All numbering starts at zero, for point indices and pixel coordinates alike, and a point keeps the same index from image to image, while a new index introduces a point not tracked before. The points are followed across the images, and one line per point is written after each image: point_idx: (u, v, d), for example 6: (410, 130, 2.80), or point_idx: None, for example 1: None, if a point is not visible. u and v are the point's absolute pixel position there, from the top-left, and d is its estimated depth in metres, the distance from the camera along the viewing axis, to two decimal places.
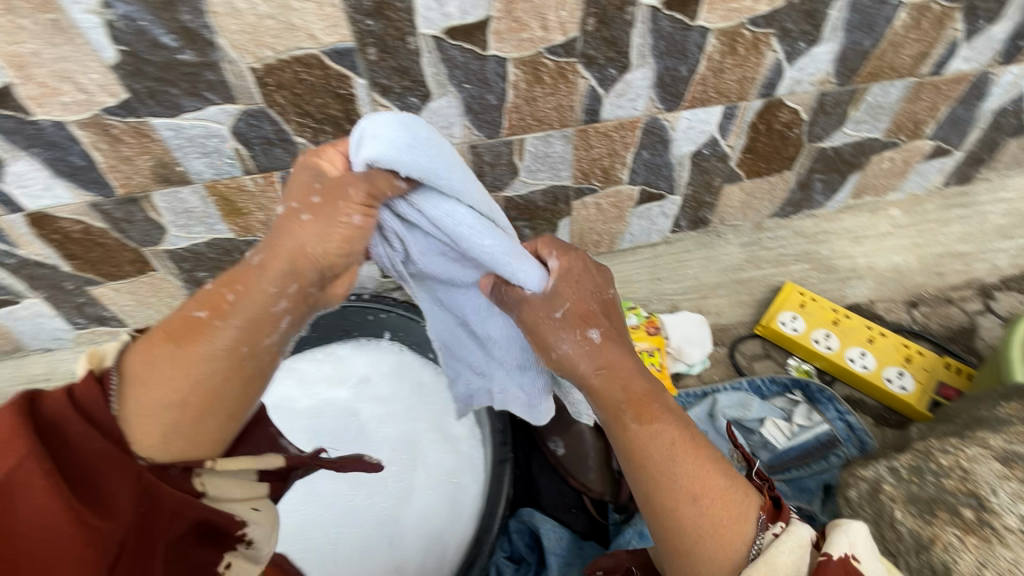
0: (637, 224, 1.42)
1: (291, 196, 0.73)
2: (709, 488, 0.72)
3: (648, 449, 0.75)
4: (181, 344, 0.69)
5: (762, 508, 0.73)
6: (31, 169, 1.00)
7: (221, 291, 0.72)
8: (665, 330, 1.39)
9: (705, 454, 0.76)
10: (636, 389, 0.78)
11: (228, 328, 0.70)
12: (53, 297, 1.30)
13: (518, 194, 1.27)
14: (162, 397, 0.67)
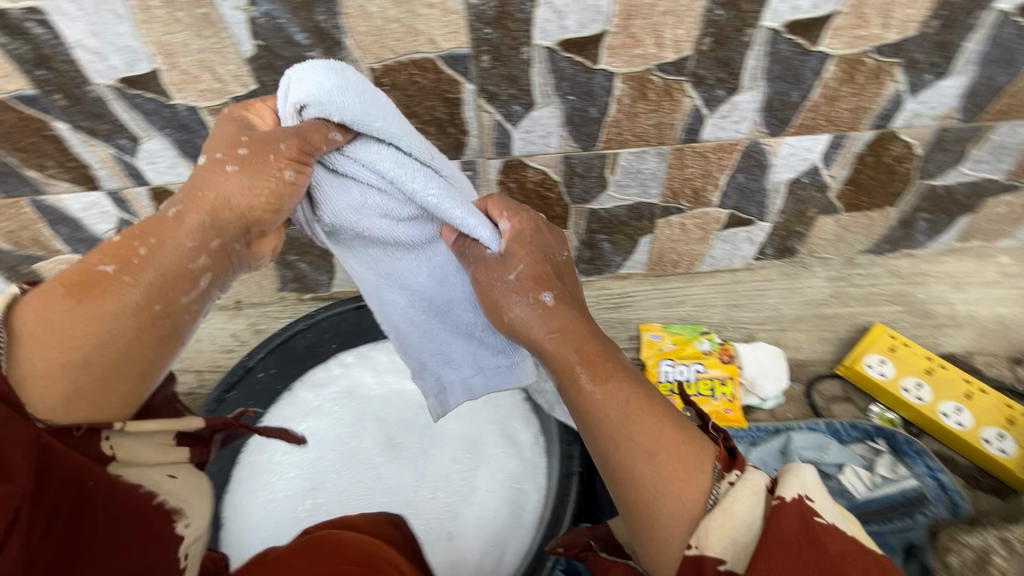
0: (720, 248, 1.38)
1: (212, 151, 0.71)
2: (662, 444, 0.65)
3: (604, 414, 0.67)
4: (91, 287, 0.63)
5: (718, 457, 0.65)
6: (162, 148, 1.09)
7: (131, 243, 0.66)
8: (739, 358, 1.35)
9: (657, 411, 0.67)
10: (581, 347, 0.71)
11: (143, 273, 0.65)
12: None
13: (604, 209, 1.26)
14: (68, 333, 0.61)
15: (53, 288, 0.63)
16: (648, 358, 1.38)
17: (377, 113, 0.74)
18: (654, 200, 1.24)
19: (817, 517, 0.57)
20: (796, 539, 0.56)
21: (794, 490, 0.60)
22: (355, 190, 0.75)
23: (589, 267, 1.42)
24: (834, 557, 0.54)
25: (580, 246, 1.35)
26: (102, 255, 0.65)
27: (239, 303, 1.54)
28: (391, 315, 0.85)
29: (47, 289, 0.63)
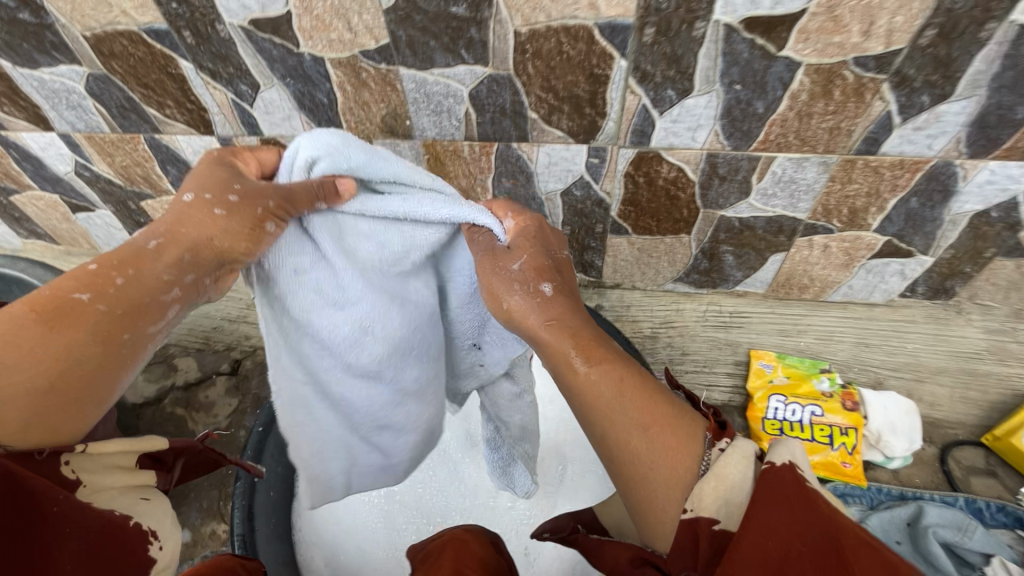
0: (862, 278, 1.20)
1: (195, 187, 0.64)
2: (656, 417, 0.58)
3: (597, 404, 0.61)
4: (59, 315, 0.57)
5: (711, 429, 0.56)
6: (280, 98, 1.03)
7: (106, 272, 0.59)
8: (865, 407, 1.18)
9: (653, 393, 0.61)
10: (576, 335, 0.66)
11: (121, 300, 0.59)
12: None
13: (739, 218, 1.11)
14: (39, 348, 0.55)
15: (22, 309, 0.57)
16: (755, 389, 1.23)
17: (381, 154, 0.70)
18: (797, 217, 1.08)
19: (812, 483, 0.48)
20: (792, 499, 0.46)
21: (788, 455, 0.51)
22: (349, 233, 0.70)
23: (702, 278, 1.27)
24: (830, 513, 0.45)
25: (699, 255, 1.21)
26: (72, 282, 0.59)
27: None
28: (299, 389, 0.76)
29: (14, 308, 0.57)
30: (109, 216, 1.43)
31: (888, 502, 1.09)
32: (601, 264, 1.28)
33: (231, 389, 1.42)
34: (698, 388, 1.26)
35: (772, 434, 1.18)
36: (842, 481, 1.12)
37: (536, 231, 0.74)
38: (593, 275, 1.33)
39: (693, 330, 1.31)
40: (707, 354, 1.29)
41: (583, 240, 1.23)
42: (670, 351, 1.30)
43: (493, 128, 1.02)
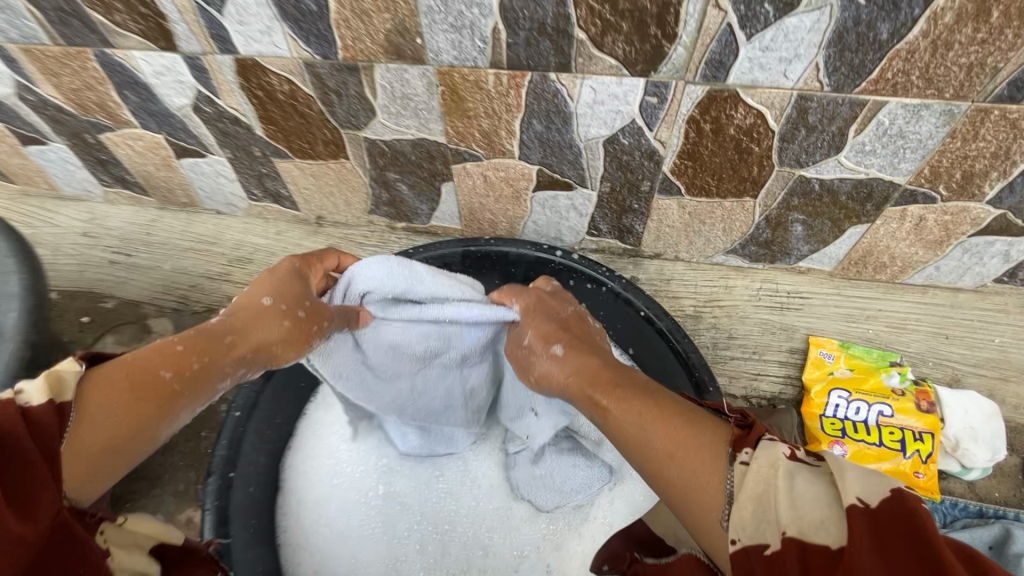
0: (956, 259, 1.00)
1: (264, 290, 0.70)
2: (679, 441, 0.52)
3: (620, 433, 0.59)
4: (146, 390, 0.57)
5: (738, 440, 0.50)
6: (254, 3, 0.80)
7: (187, 353, 0.62)
8: (941, 408, 1.02)
9: (676, 411, 0.56)
10: (595, 374, 0.65)
11: (197, 383, 0.61)
12: (237, 160, 1.15)
13: (820, 179, 0.91)
14: (123, 411, 0.55)
15: (120, 370, 0.57)
16: (813, 382, 1.07)
17: (419, 274, 0.79)
18: (894, 181, 0.88)
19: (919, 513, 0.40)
20: (902, 535, 0.39)
21: (881, 484, 0.42)
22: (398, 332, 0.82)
23: (760, 251, 1.09)
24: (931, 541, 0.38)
25: (762, 224, 1.02)
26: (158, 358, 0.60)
27: (321, 221, 1.29)
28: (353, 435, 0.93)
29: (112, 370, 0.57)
30: (65, 150, 1.22)
31: (966, 521, 0.94)
32: (642, 229, 1.09)
33: None
34: (744, 378, 1.10)
35: (832, 435, 1.02)
36: (912, 492, 0.97)
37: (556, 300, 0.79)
38: (630, 242, 1.14)
39: (743, 311, 1.13)
40: (757, 339, 1.11)
41: (625, 200, 1.03)
42: (715, 334, 1.12)
43: (528, 52, 0.79)
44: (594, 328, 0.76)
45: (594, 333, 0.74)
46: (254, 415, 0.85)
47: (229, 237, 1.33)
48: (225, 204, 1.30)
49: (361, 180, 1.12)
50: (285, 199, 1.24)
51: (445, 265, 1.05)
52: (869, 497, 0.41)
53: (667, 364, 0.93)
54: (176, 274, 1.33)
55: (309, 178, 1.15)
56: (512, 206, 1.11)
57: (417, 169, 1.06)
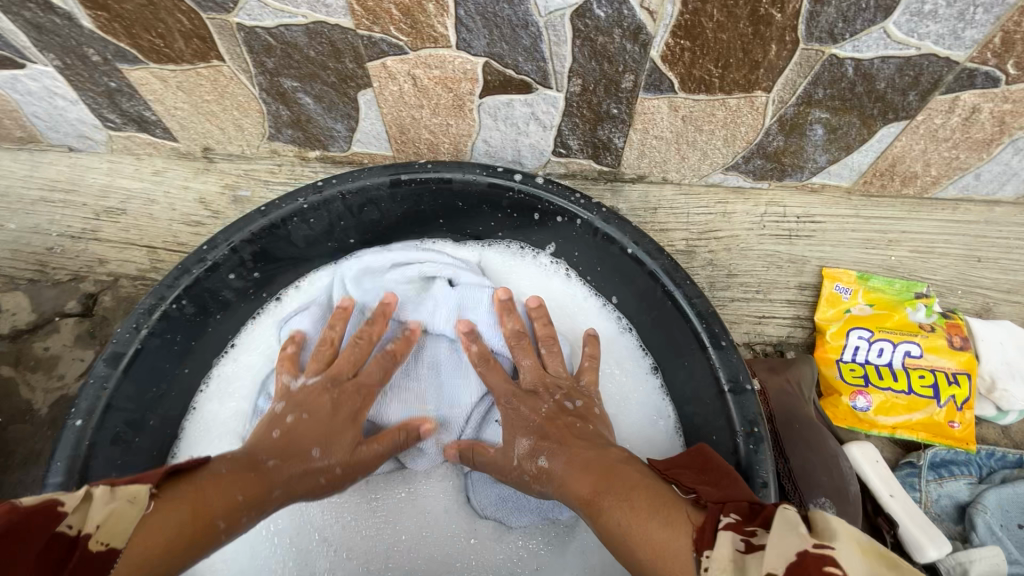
0: (1003, 163, 0.82)
1: (321, 432, 0.64)
2: (661, 537, 0.45)
3: (613, 538, 0.50)
4: (200, 532, 0.49)
5: (701, 527, 0.44)
6: None
7: (232, 484, 0.55)
8: (976, 343, 0.86)
9: (657, 505, 0.49)
10: (589, 473, 0.56)
11: (239, 528, 0.54)
12: (72, 70, 0.82)
13: (857, 59, 0.68)
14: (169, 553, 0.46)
15: (180, 499, 0.50)
16: (828, 323, 0.89)
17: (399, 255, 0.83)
18: (951, 59, 0.66)
19: (830, 571, 0.36)
20: None
21: (793, 544, 0.38)
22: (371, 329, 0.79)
23: (767, 165, 0.87)
24: None
25: (773, 128, 0.80)
26: (221, 492, 0.53)
27: (209, 154, 0.99)
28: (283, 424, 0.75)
29: (174, 494, 0.50)
30: None
31: (1005, 474, 0.82)
32: (622, 143, 0.86)
33: (83, 337, 0.95)
34: (747, 323, 0.91)
35: (854, 384, 0.86)
36: (945, 445, 0.83)
37: (535, 388, 0.70)
38: (607, 162, 0.90)
39: (745, 243, 0.93)
40: (762, 276, 0.92)
41: (600, 104, 0.78)
42: (712, 272, 0.92)
43: None
44: (577, 415, 0.66)
45: (578, 422, 0.64)
46: (108, 419, 0.65)
47: (89, 181, 1.01)
48: (77, 136, 0.98)
49: (248, 92, 0.83)
50: (155, 125, 0.93)
51: (371, 203, 0.80)
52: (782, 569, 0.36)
53: (664, 314, 0.72)
54: (25, 234, 1.00)
55: (177, 93, 0.85)
56: (454, 120, 0.85)
57: (320, 71, 0.78)
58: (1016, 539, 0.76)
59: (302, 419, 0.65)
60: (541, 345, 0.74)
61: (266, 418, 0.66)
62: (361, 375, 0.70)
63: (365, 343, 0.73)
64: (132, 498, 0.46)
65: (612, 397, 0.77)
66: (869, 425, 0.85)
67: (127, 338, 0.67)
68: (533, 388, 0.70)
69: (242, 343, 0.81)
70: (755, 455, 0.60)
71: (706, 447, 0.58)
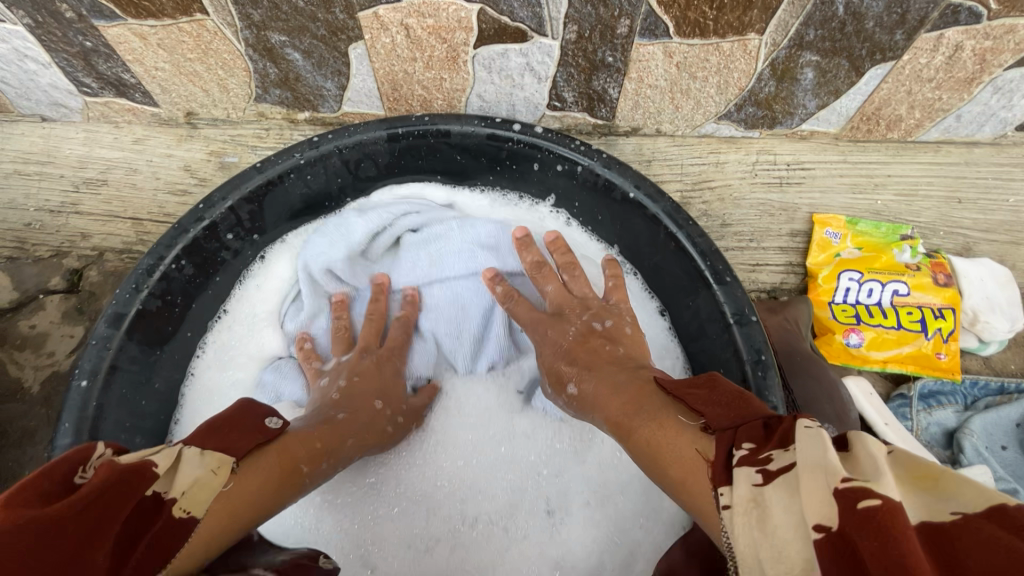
0: (983, 103, 0.85)
1: (377, 389, 0.67)
2: (685, 463, 0.41)
3: (645, 460, 0.48)
4: (293, 473, 0.50)
5: (713, 462, 0.39)
6: None
7: (314, 437, 0.55)
8: (960, 281, 0.90)
9: (673, 434, 0.45)
10: (621, 395, 0.54)
11: (321, 475, 0.54)
12: (43, 28, 0.78)
13: None
14: (251, 510, 0.45)
15: (265, 462, 0.48)
16: (820, 267, 0.91)
17: (347, 222, 0.79)
18: None
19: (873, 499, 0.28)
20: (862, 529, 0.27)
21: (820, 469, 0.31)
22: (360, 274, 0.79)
23: (759, 113, 0.89)
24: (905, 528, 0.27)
25: (766, 74, 0.81)
26: (303, 440, 0.53)
27: (192, 119, 0.96)
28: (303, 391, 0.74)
29: (258, 460, 0.47)
30: None
31: (988, 400, 0.87)
32: (616, 93, 0.86)
33: (70, 313, 0.92)
34: (741, 271, 0.93)
35: (847, 322, 0.90)
36: (933, 377, 0.88)
37: (560, 310, 0.70)
38: (602, 114, 0.91)
39: (737, 192, 0.94)
40: (755, 224, 0.94)
41: (596, 52, 0.78)
42: (706, 222, 0.94)
43: None
44: (605, 334, 0.66)
45: (607, 344, 0.64)
46: (114, 380, 0.64)
47: (64, 151, 0.97)
48: (49, 103, 0.94)
49: (234, 48, 0.80)
50: (135, 88, 0.90)
51: (368, 158, 0.78)
52: (832, 519, 0.28)
53: (667, 255, 0.74)
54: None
55: (158, 51, 0.82)
56: (447, 73, 0.84)
57: (309, 23, 0.76)
58: (1000, 459, 0.82)
59: (354, 380, 0.67)
60: (563, 271, 0.74)
61: (316, 393, 0.67)
62: (386, 342, 0.74)
63: (378, 318, 0.75)
64: (217, 469, 0.43)
65: None
66: (861, 361, 0.89)
67: (128, 298, 0.65)
68: (558, 309, 0.71)
69: (234, 308, 0.79)
70: (764, 381, 0.62)
71: (717, 374, 0.49)
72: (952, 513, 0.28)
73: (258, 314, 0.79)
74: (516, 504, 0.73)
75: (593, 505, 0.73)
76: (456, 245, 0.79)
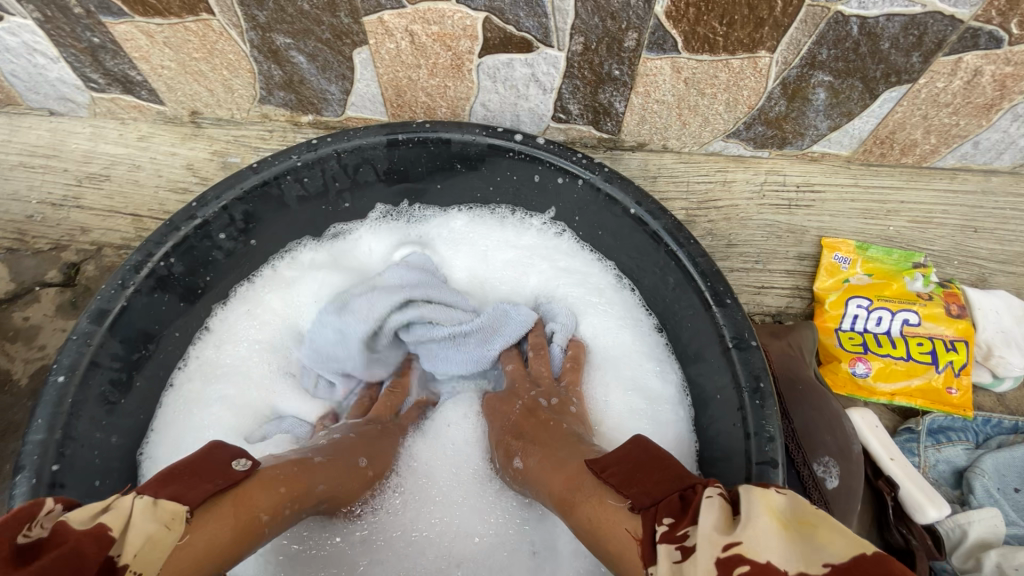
0: (1002, 131, 0.82)
1: (373, 444, 0.66)
2: (622, 538, 0.45)
3: (584, 532, 0.50)
4: (245, 527, 0.49)
5: (641, 542, 0.43)
6: None
7: (278, 482, 0.53)
8: (973, 312, 0.86)
9: (610, 509, 0.48)
10: (561, 469, 0.56)
11: (283, 522, 0.53)
12: (53, 23, 0.79)
13: (863, 17, 0.66)
14: (203, 567, 0.46)
15: (219, 513, 0.48)
16: (827, 292, 0.89)
17: (338, 323, 0.76)
18: (956, 17, 0.65)
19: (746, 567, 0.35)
20: None
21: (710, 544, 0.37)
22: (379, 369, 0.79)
23: (768, 132, 0.87)
24: None
25: (776, 92, 0.78)
26: (266, 489, 0.52)
27: (197, 118, 0.96)
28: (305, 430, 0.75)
29: (211, 513, 0.47)
30: None
31: (1002, 439, 0.83)
32: (623, 107, 0.85)
33: (65, 307, 0.91)
34: (745, 293, 0.91)
35: (854, 351, 0.87)
36: (943, 412, 0.85)
37: (513, 388, 0.72)
38: (608, 128, 0.89)
39: (744, 212, 0.92)
40: (762, 246, 0.91)
41: (602, 65, 0.77)
42: (711, 242, 0.91)
43: None
44: (551, 412, 0.67)
45: (552, 420, 0.65)
46: (92, 377, 0.63)
47: (69, 146, 0.97)
48: (57, 96, 0.94)
49: (238, 49, 0.80)
50: (142, 85, 0.90)
51: (367, 163, 0.77)
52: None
53: (667, 273, 0.72)
54: (3, 200, 0.96)
55: (164, 50, 0.82)
56: (452, 81, 0.83)
57: (314, 27, 0.75)
58: (1013, 502, 0.78)
59: (351, 436, 0.66)
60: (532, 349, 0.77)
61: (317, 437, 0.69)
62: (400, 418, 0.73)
63: (400, 392, 0.76)
64: (169, 523, 0.44)
65: (604, 338, 0.80)
66: (868, 391, 0.86)
67: (113, 294, 0.65)
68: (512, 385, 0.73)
69: (223, 322, 0.78)
70: (762, 410, 0.60)
71: (640, 437, 0.53)
72: (822, 563, 0.34)
73: (256, 341, 0.79)
74: (500, 540, 0.70)
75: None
76: (450, 351, 0.79)
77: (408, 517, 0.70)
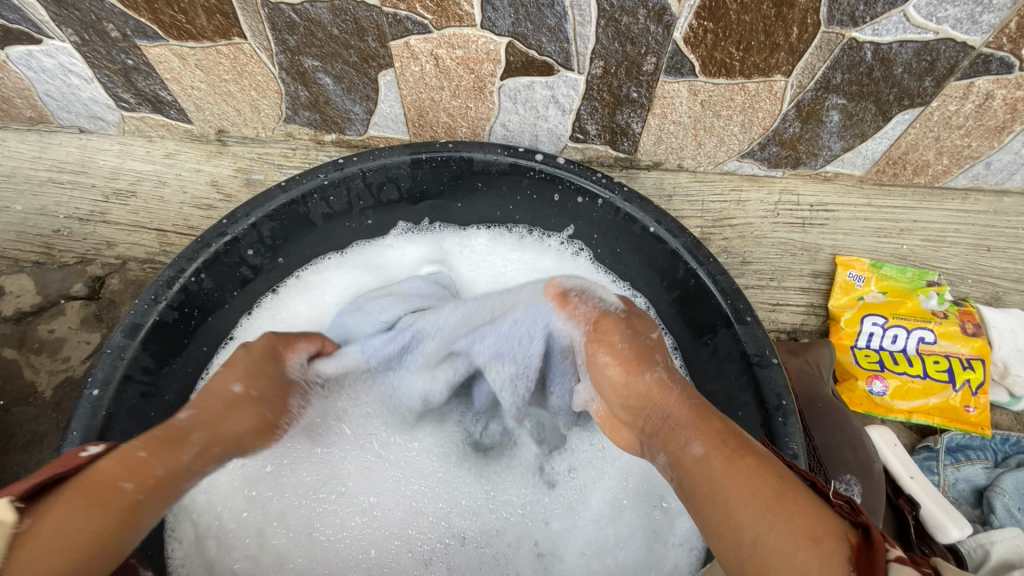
0: (1013, 152, 0.83)
1: (238, 368, 0.58)
2: (832, 526, 0.37)
3: (738, 490, 0.40)
4: (101, 501, 0.42)
5: (857, 548, 0.35)
6: None
7: (129, 453, 0.46)
8: (989, 330, 0.87)
9: (807, 501, 0.39)
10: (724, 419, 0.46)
11: (165, 479, 0.46)
12: (89, 46, 0.81)
13: (876, 43, 0.68)
14: (78, 558, 0.40)
15: (59, 505, 0.41)
16: (842, 310, 0.90)
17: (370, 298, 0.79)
18: (968, 44, 0.67)
19: None
20: None
21: None
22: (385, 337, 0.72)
23: (782, 153, 0.88)
24: None
25: (791, 114, 0.80)
26: (111, 465, 0.44)
27: (223, 136, 0.99)
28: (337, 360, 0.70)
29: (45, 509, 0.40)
30: None
31: (1021, 458, 0.83)
32: (639, 128, 0.87)
33: (89, 319, 0.93)
34: (761, 310, 0.91)
35: (870, 369, 0.87)
36: (961, 430, 0.85)
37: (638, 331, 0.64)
38: (624, 148, 0.91)
39: (758, 230, 0.93)
40: (776, 263, 0.93)
41: (621, 87, 0.79)
42: (726, 259, 0.92)
43: None
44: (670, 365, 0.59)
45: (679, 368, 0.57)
46: (125, 390, 0.65)
47: (97, 162, 1.00)
48: (88, 115, 0.97)
49: (267, 71, 0.83)
50: (171, 105, 0.93)
51: (391, 181, 0.79)
52: None
53: (687, 292, 0.73)
54: (32, 216, 0.98)
55: (195, 72, 0.85)
56: (473, 102, 0.85)
57: (342, 50, 0.78)
58: None
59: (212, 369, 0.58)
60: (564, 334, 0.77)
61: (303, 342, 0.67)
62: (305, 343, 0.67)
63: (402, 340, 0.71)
64: None
65: None
66: (885, 409, 0.87)
67: (145, 309, 0.66)
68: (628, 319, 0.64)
69: (243, 331, 0.81)
70: (785, 428, 0.60)
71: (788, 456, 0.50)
72: None
73: None
74: (500, 516, 0.75)
75: (585, 549, 0.74)
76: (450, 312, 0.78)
77: (408, 479, 0.75)
